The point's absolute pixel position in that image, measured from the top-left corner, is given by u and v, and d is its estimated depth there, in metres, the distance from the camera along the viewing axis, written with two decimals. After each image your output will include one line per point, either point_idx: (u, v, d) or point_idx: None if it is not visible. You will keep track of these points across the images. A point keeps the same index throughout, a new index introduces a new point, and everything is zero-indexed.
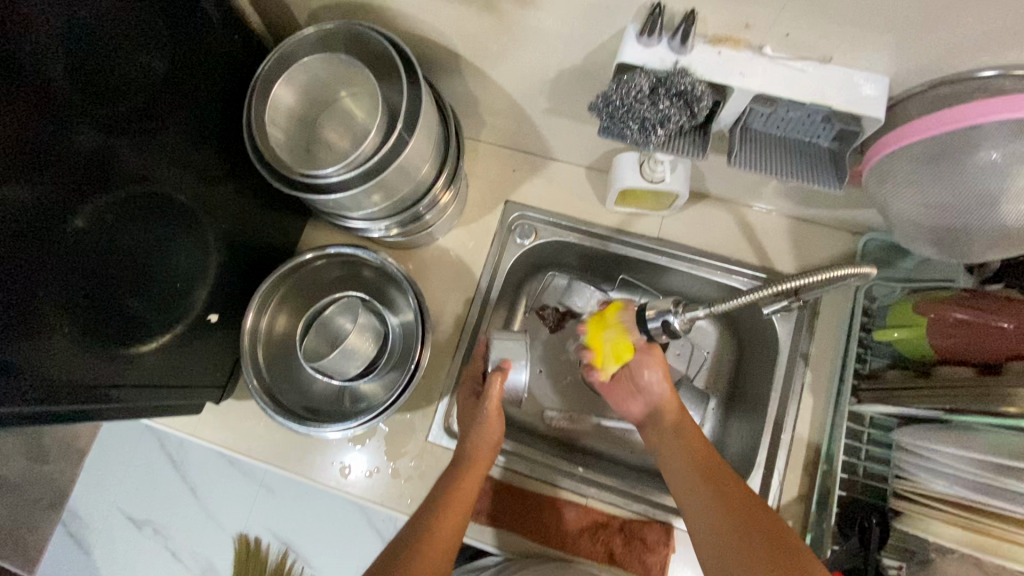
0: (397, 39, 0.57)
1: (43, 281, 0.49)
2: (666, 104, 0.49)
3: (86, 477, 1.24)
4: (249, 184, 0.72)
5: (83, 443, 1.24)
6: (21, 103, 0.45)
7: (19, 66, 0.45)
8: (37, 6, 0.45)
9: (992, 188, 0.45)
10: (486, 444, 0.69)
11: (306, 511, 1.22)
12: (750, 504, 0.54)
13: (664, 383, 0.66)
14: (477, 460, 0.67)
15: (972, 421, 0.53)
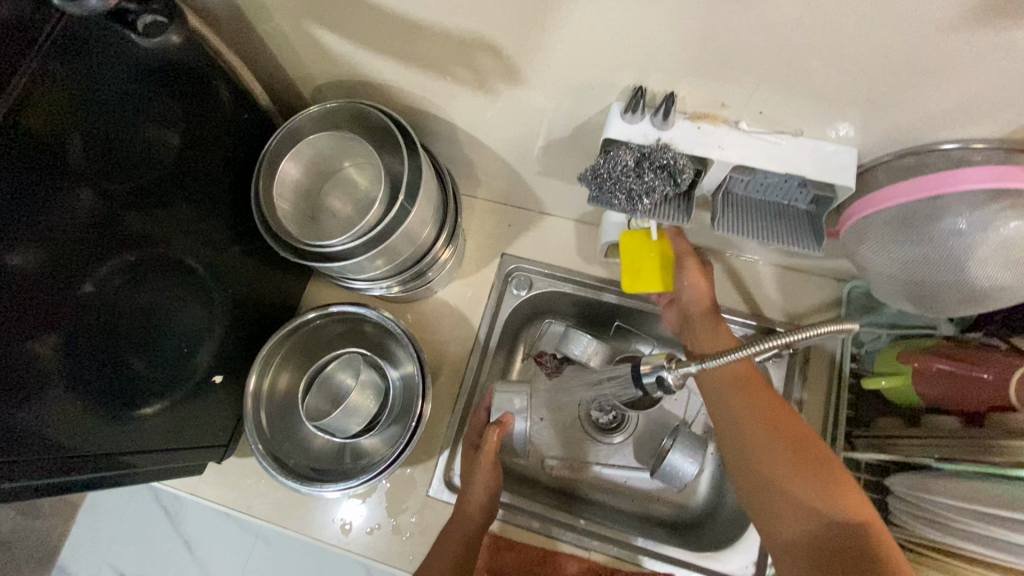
0: (397, 116, 0.61)
1: (54, 350, 0.51)
2: (651, 176, 0.52)
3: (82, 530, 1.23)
4: (255, 248, 0.75)
5: (78, 498, 1.22)
6: (40, 187, 0.48)
7: (42, 154, 0.47)
8: (62, 98, 0.48)
9: (960, 253, 0.47)
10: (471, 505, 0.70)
11: (304, 565, 1.20)
12: (783, 417, 0.61)
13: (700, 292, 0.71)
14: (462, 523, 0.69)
15: (962, 469, 0.54)
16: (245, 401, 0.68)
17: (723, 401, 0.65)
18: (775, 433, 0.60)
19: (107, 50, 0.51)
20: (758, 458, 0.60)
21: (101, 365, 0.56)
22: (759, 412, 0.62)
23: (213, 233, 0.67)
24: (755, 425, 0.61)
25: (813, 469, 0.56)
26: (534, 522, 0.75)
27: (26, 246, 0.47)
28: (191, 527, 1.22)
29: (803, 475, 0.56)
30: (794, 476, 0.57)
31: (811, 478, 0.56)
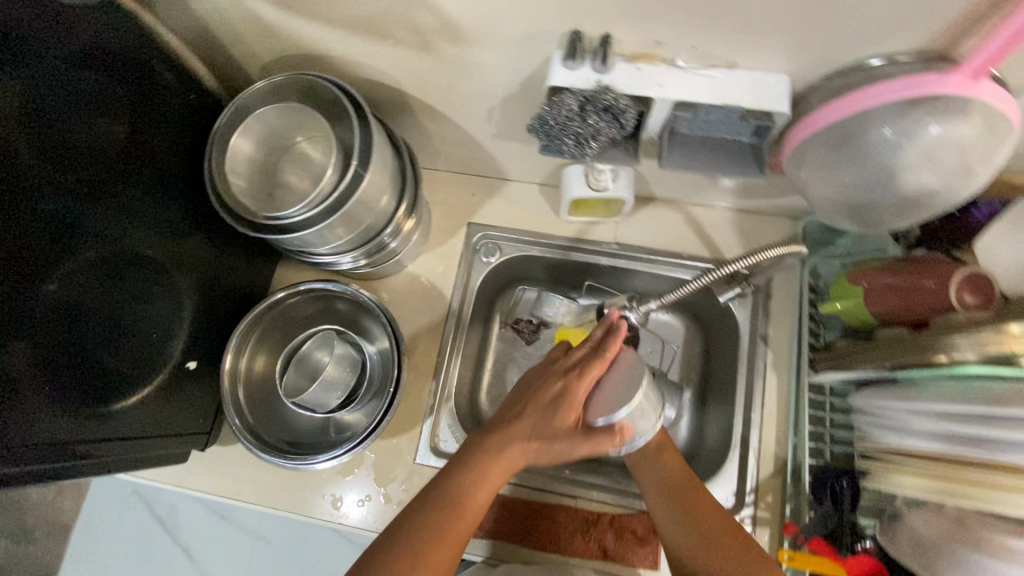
0: (347, 87, 0.61)
1: (17, 342, 0.51)
2: (595, 119, 0.54)
3: (78, 551, 1.23)
4: (219, 234, 0.75)
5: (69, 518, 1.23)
6: None
7: None
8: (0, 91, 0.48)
9: (890, 165, 0.50)
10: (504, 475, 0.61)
11: (307, 561, 1.20)
12: (719, 520, 0.62)
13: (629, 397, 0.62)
14: (491, 489, 0.60)
15: (917, 374, 0.57)
16: (222, 380, 0.69)
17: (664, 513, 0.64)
18: (722, 530, 0.61)
19: (36, 47, 0.51)
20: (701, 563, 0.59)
21: (70, 362, 0.57)
22: (704, 508, 0.63)
23: (173, 223, 0.67)
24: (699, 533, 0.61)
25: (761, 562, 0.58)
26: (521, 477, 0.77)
27: None
28: (190, 536, 1.23)
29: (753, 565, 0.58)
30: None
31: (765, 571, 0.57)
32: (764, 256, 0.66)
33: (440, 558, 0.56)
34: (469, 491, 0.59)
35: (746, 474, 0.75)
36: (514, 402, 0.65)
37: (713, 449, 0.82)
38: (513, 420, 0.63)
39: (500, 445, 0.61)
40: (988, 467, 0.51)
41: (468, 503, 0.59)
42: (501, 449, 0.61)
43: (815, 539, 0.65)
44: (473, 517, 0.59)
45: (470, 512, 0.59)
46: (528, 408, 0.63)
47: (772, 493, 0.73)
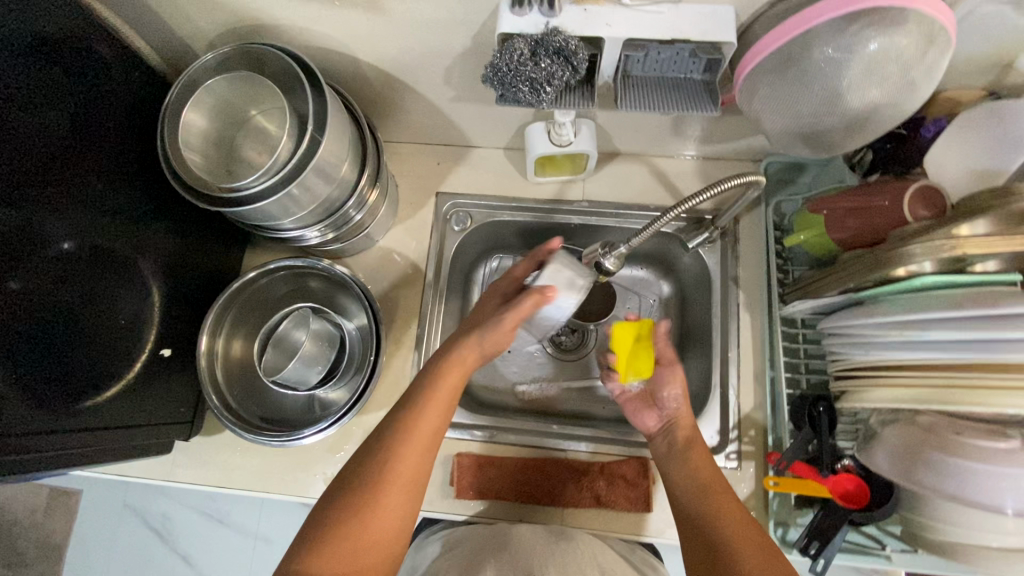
0: (295, 53, 0.60)
1: None
2: (548, 62, 0.53)
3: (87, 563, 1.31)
4: (182, 220, 0.73)
5: (90, 524, 1.33)
6: None
7: None
8: None
9: (837, 84, 0.50)
10: (423, 453, 0.59)
11: None
12: (734, 508, 0.61)
13: (683, 399, 0.72)
14: (410, 466, 0.58)
15: (876, 290, 0.59)
16: (199, 361, 0.68)
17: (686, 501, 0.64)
18: (740, 523, 0.59)
19: None
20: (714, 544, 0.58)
21: (37, 359, 0.57)
22: (728, 503, 0.62)
23: (132, 211, 0.66)
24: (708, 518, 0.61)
25: (770, 552, 0.56)
26: (511, 437, 0.78)
27: None
28: (187, 542, 1.30)
29: (758, 550, 0.56)
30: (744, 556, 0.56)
31: (774, 560, 0.55)
32: (718, 188, 0.63)
33: (367, 543, 0.54)
34: (381, 473, 0.57)
35: (729, 412, 0.76)
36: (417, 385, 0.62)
37: (695, 394, 0.84)
38: (421, 400, 0.60)
39: (411, 420, 0.59)
40: (944, 369, 0.54)
41: (386, 484, 0.56)
42: (412, 428, 0.59)
43: (797, 463, 0.66)
44: (395, 497, 0.57)
45: (390, 492, 0.56)
46: (439, 382, 0.61)
47: (755, 427, 0.75)
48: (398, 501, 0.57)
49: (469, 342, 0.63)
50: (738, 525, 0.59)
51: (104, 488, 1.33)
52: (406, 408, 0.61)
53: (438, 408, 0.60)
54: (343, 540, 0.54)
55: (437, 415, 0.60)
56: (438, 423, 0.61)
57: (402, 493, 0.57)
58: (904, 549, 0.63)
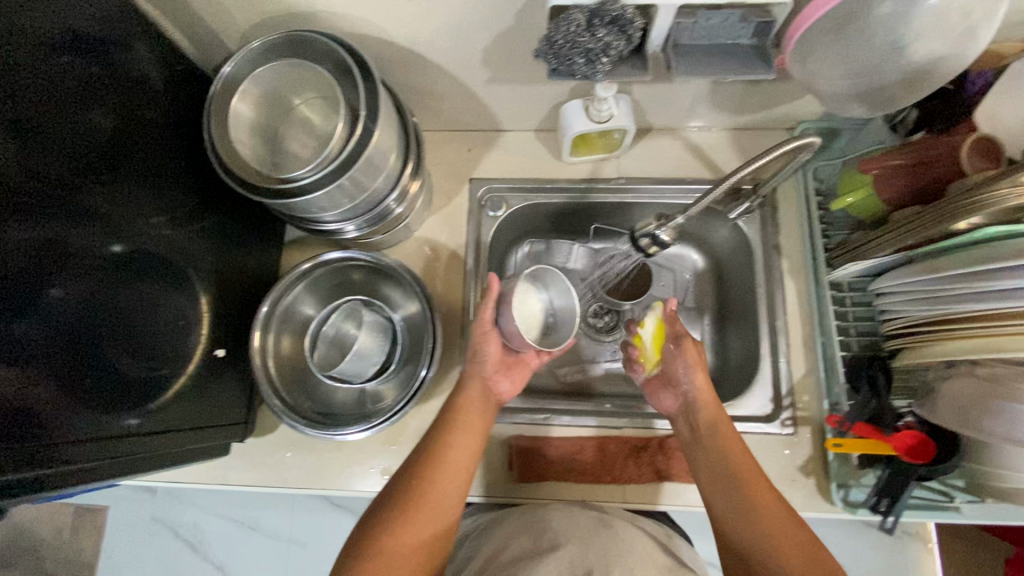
0: (342, 38, 0.58)
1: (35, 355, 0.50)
2: (603, 32, 0.52)
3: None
4: (222, 220, 0.72)
5: (119, 539, 1.31)
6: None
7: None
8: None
9: (897, 39, 0.50)
10: (455, 469, 0.63)
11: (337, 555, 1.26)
12: (767, 492, 0.60)
13: (698, 374, 0.69)
14: (444, 481, 0.62)
15: (933, 248, 0.60)
16: (253, 358, 0.68)
17: (712, 485, 0.62)
18: (769, 520, 0.57)
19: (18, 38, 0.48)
20: (750, 530, 0.58)
21: (95, 368, 0.56)
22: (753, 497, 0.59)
23: (175, 211, 0.65)
24: (740, 505, 0.59)
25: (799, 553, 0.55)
26: (564, 418, 0.78)
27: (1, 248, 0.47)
28: (220, 552, 1.29)
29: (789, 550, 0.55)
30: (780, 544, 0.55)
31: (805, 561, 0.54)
32: (780, 150, 0.62)
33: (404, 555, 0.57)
34: (416, 488, 0.61)
35: (780, 379, 0.77)
36: (443, 415, 0.68)
37: (740, 365, 0.84)
38: (448, 425, 0.66)
39: (445, 436, 0.65)
40: (1016, 317, 0.54)
41: (419, 498, 0.60)
42: (444, 450, 0.64)
43: (859, 424, 0.67)
44: (430, 511, 0.60)
45: (423, 507, 0.60)
46: (462, 410, 0.68)
47: (808, 392, 0.76)
48: (431, 515, 0.60)
49: (470, 370, 0.72)
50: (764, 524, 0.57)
51: (131, 503, 1.32)
52: (436, 434, 0.66)
53: (465, 433, 0.66)
54: (382, 553, 0.56)
55: (468, 436, 0.66)
56: (467, 445, 0.66)
57: (436, 507, 0.60)
58: (971, 499, 0.64)
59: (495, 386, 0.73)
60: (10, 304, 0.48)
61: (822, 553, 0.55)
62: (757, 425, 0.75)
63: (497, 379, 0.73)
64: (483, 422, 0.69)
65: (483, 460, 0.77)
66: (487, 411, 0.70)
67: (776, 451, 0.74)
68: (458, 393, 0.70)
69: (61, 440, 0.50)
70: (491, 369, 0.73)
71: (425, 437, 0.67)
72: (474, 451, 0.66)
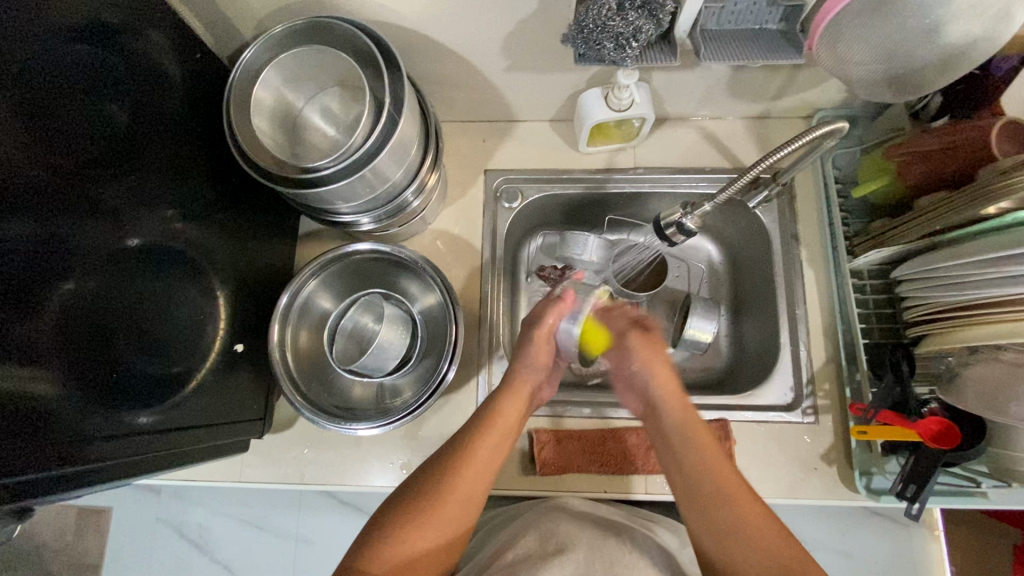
0: (366, 25, 0.57)
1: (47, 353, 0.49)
2: (634, 16, 0.52)
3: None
4: (242, 212, 0.71)
5: (123, 541, 1.30)
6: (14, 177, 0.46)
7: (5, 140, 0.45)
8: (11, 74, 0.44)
9: (933, 21, 0.49)
10: (483, 474, 0.59)
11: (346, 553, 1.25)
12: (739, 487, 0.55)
13: (654, 365, 0.61)
14: (475, 480, 0.58)
15: (961, 234, 0.59)
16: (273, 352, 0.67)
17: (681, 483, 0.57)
18: (715, 509, 0.54)
19: (37, 23, 0.46)
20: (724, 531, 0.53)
21: (102, 364, 0.55)
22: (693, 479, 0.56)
23: (191, 204, 0.64)
24: (710, 505, 0.54)
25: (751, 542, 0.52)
26: (584, 409, 0.78)
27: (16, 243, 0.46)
28: (226, 551, 1.27)
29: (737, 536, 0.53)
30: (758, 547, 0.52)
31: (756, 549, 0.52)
32: (814, 134, 0.61)
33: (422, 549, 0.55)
34: (445, 483, 0.57)
35: (800, 368, 0.77)
36: (482, 412, 0.63)
37: (758, 354, 0.84)
38: (486, 425, 0.62)
39: (478, 438, 0.60)
40: None
41: (448, 495, 0.57)
42: (479, 448, 0.60)
43: (883, 411, 0.67)
44: (456, 508, 0.56)
45: (452, 503, 0.56)
46: (501, 408, 0.63)
47: (828, 381, 0.76)
48: (457, 512, 0.57)
49: (523, 374, 0.66)
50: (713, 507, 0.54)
51: (135, 504, 1.30)
52: (472, 430, 0.61)
53: (501, 435, 0.62)
54: (401, 543, 0.54)
55: (501, 438, 0.62)
56: (499, 447, 0.61)
57: (463, 506, 0.57)
58: (998, 484, 0.63)
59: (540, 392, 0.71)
60: (23, 299, 0.46)
61: (769, 540, 0.52)
62: (778, 414, 0.75)
63: (543, 386, 0.71)
64: (518, 422, 0.64)
65: (504, 453, 0.76)
66: (525, 412, 0.66)
67: (798, 440, 0.74)
68: (499, 393, 0.65)
69: (83, 436, 0.49)
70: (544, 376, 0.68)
71: (459, 430, 0.63)
72: (506, 452, 0.62)
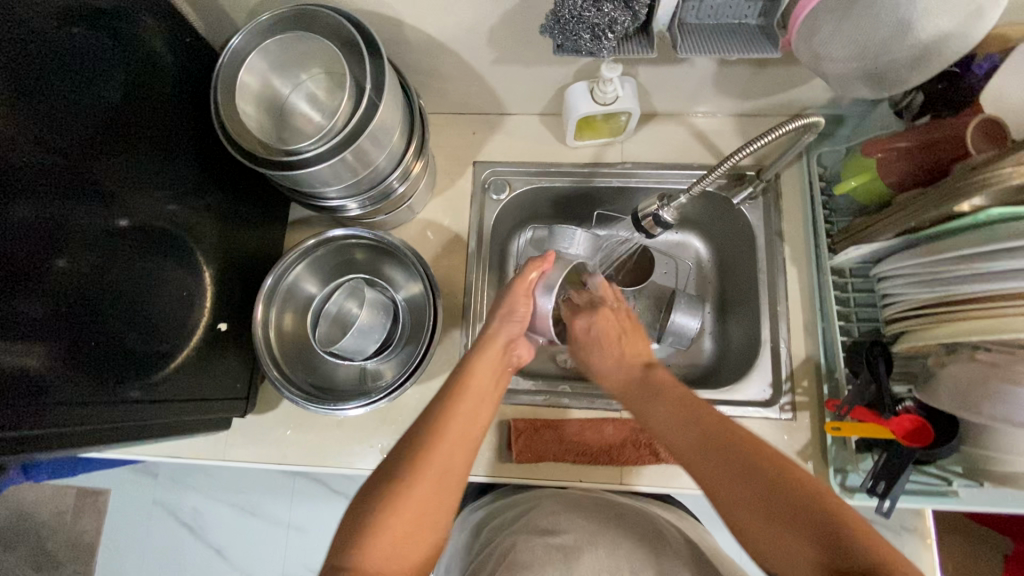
0: (350, 13, 0.59)
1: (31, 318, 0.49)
2: (610, 7, 0.53)
3: (118, 561, 1.31)
4: (229, 196, 0.73)
5: (117, 522, 1.32)
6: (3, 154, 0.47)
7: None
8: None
9: (904, 17, 0.50)
10: (459, 437, 0.57)
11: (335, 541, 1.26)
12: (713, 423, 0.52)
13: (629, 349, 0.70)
14: (448, 450, 0.55)
15: (936, 231, 0.60)
16: (256, 333, 0.69)
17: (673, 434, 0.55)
18: (700, 442, 0.51)
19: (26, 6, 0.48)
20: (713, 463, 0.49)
21: (96, 339, 0.56)
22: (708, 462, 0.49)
23: (184, 185, 0.66)
24: (696, 444, 0.51)
25: (788, 516, 0.43)
26: (564, 400, 0.78)
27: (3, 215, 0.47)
28: (219, 536, 1.29)
29: (773, 514, 0.44)
30: (743, 465, 0.47)
31: (798, 521, 0.42)
32: (785, 128, 0.62)
33: (402, 535, 0.49)
34: (418, 457, 0.53)
35: (780, 365, 0.77)
36: (451, 383, 0.63)
37: (741, 351, 0.85)
38: (455, 394, 0.61)
39: (448, 406, 0.59)
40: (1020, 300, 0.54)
41: (423, 468, 0.53)
42: (448, 417, 0.58)
43: (858, 408, 0.67)
44: (431, 484, 0.52)
45: (426, 477, 0.52)
46: (470, 378, 0.63)
47: (807, 378, 0.76)
48: (434, 487, 0.52)
49: (497, 330, 0.69)
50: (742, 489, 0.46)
51: (130, 486, 1.32)
52: (441, 402, 0.60)
53: (472, 402, 0.61)
54: (380, 530, 0.49)
55: (472, 402, 0.61)
56: (469, 418, 0.60)
57: (437, 479, 0.53)
58: (970, 484, 0.63)
59: (517, 350, 0.72)
60: (14, 272, 0.48)
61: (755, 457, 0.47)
62: (757, 410, 0.75)
63: (518, 344, 0.71)
64: (491, 391, 0.64)
65: (483, 441, 0.77)
66: (495, 378, 0.66)
67: (775, 436, 0.74)
68: (466, 360, 0.66)
69: (58, 403, 0.50)
70: (517, 329, 0.71)
71: (424, 412, 0.60)
72: (479, 421, 0.61)
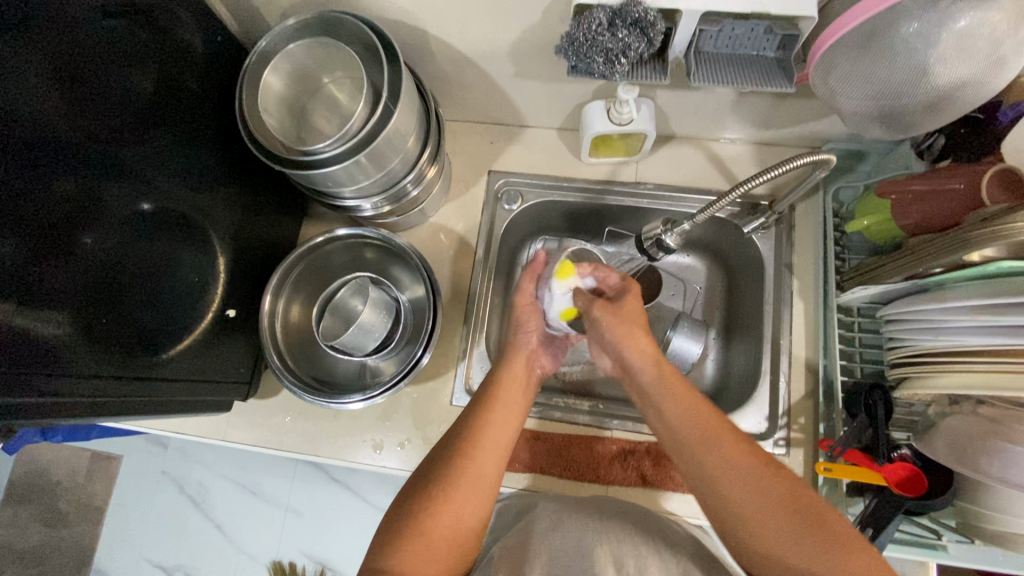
0: (372, 22, 0.61)
1: (54, 291, 0.52)
2: (625, 33, 0.54)
3: (125, 526, 1.37)
4: (248, 187, 0.76)
5: (126, 489, 1.37)
6: (36, 136, 0.50)
7: (29, 100, 0.49)
8: (35, 43, 0.49)
9: (920, 62, 0.49)
10: (495, 449, 0.60)
11: (331, 530, 1.28)
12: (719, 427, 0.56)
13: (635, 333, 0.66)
14: (486, 458, 0.58)
15: (944, 278, 0.58)
16: (261, 321, 0.71)
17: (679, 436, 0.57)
18: (710, 444, 0.55)
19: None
20: (731, 478, 0.53)
21: (112, 316, 0.59)
22: (728, 467, 0.53)
23: (202, 175, 0.68)
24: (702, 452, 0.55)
25: (811, 530, 0.48)
26: (558, 413, 0.78)
27: (33, 192, 0.50)
28: (220, 512, 1.33)
29: (789, 529, 0.49)
30: (762, 478, 0.52)
31: (818, 539, 0.48)
32: (789, 166, 0.62)
33: (444, 539, 0.53)
34: (456, 468, 0.57)
35: (778, 400, 0.76)
36: (481, 395, 0.65)
37: (742, 380, 0.84)
38: (487, 404, 0.63)
39: (486, 417, 0.62)
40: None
41: (460, 478, 0.56)
42: (483, 427, 0.61)
43: (850, 450, 0.65)
44: (471, 491, 0.56)
45: (463, 486, 0.56)
46: (500, 388, 0.65)
47: (804, 415, 0.75)
48: (471, 494, 0.56)
49: (516, 346, 0.71)
50: (768, 506, 0.50)
51: (142, 455, 1.37)
52: (473, 412, 0.63)
53: (503, 413, 0.63)
54: (425, 536, 0.52)
55: (505, 414, 0.63)
56: (506, 425, 0.62)
57: (474, 486, 0.56)
58: (960, 540, 0.63)
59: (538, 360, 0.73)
60: (43, 249, 0.51)
61: (771, 474, 0.52)
62: None
63: (539, 354, 0.74)
64: (521, 400, 0.66)
65: None
66: (526, 386, 0.68)
67: None
68: (497, 369, 0.68)
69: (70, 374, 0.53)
70: (535, 342, 0.73)
71: (459, 420, 0.62)
72: (513, 429, 0.63)
